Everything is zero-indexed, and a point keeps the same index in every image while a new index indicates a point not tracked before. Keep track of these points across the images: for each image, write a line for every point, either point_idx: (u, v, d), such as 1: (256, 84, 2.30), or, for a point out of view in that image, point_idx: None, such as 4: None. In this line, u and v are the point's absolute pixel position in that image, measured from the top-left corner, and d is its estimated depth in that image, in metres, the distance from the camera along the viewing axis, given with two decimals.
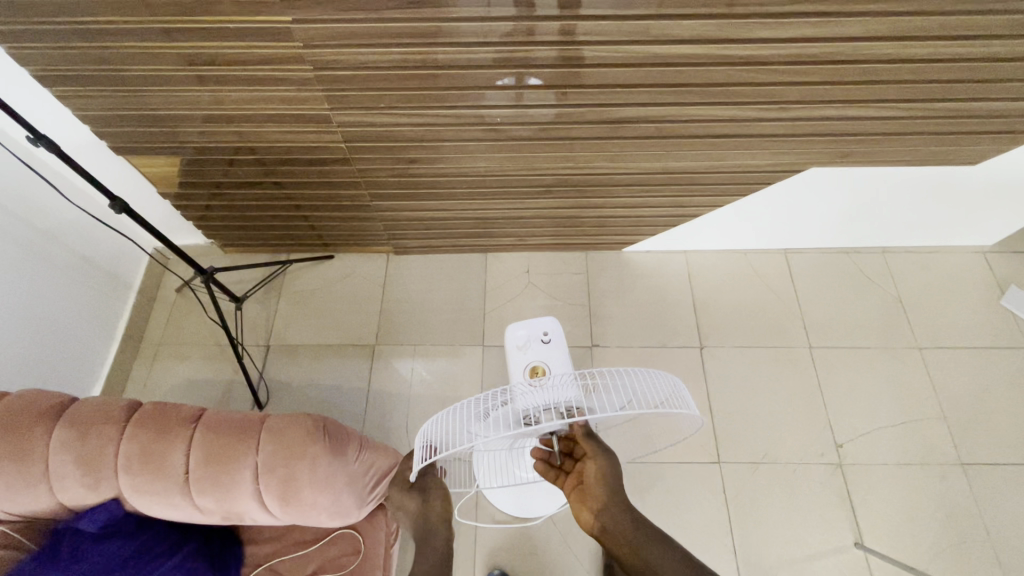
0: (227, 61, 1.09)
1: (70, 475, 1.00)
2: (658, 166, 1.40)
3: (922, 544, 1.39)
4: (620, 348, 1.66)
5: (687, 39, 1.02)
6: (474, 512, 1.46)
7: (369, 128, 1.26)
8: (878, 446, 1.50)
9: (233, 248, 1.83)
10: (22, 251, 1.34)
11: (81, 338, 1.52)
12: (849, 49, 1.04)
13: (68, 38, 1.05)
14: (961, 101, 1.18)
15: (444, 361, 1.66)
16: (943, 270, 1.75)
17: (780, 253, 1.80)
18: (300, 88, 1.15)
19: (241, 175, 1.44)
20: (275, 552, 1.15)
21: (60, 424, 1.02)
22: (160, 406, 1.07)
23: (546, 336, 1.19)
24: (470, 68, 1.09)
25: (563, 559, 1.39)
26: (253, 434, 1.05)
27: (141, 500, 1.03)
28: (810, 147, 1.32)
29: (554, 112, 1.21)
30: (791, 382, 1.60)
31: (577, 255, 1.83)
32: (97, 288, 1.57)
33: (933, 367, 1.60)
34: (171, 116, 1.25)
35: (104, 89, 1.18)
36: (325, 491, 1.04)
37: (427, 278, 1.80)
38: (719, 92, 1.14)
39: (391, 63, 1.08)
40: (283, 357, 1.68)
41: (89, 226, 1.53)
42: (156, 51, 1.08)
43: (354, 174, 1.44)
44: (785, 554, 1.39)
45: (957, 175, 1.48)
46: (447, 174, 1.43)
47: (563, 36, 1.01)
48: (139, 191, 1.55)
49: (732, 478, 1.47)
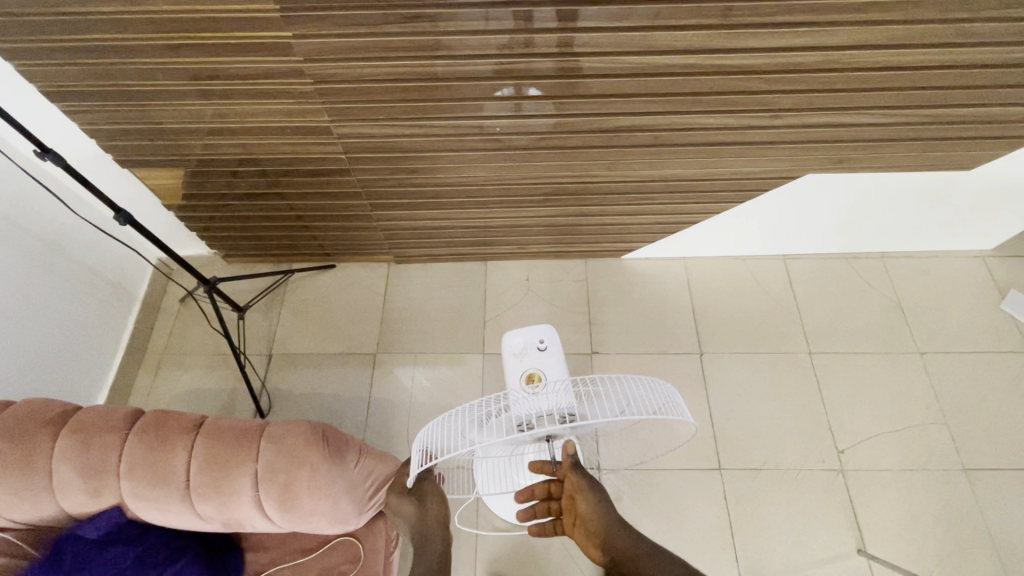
0: (230, 76, 1.12)
1: (73, 482, 1.01)
2: (655, 174, 1.41)
3: (926, 551, 1.38)
4: (621, 354, 1.67)
5: (682, 49, 1.04)
6: (475, 520, 1.46)
7: (369, 139, 1.28)
8: (880, 451, 1.50)
9: (237, 258, 1.86)
10: (30, 263, 1.37)
11: (86, 348, 1.54)
12: (842, 57, 1.05)
13: (75, 55, 1.08)
14: (954, 108, 1.19)
15: (445, 368, 1.67)
16: (943, 275, 1.74)
17: (779, 259, 1.81)
18: (301, 100, 1.18)
19: (244, 186, 1.47)
20: (274, 560, 1.15)
21: (64, 431, 1.03)
22: (162, 413, 1.09)
23: (542, 345, 1.21)
24: (469, 80, 1.11)
25: (563, 567, 1.39)
26: (253, 441, 1.06)
27: (142, 507, 1.04)
28: (806, 154, 1.33)
29: (551, 122, 1.23)
30: (791, 388, 1.60)
31: (577, 263, 1.84)
32: (102, 299, 1.59)
33: (934, 372, 1.60)
34: (176, 129, 1.27)
35: (110, 104, 1.21)
36: (324, 498, 1.05)
37: (428, 286, 1.82)
38: (714, 101, 1.16)
39: (390, 76, 1.10)
40: (285, 366, 1.69)
41: (96, 238, 1.56)
42: (161, 67, 1.10)
43: (355, 185, 1.46)
44: (787, 560, 1.38)
45: (953, 180, 1.48)
46: (447, 184, 1.45)
47: (560, 47, 1.03)
48: (145, 204, 1.58)
49: (733, 484, 1.47)
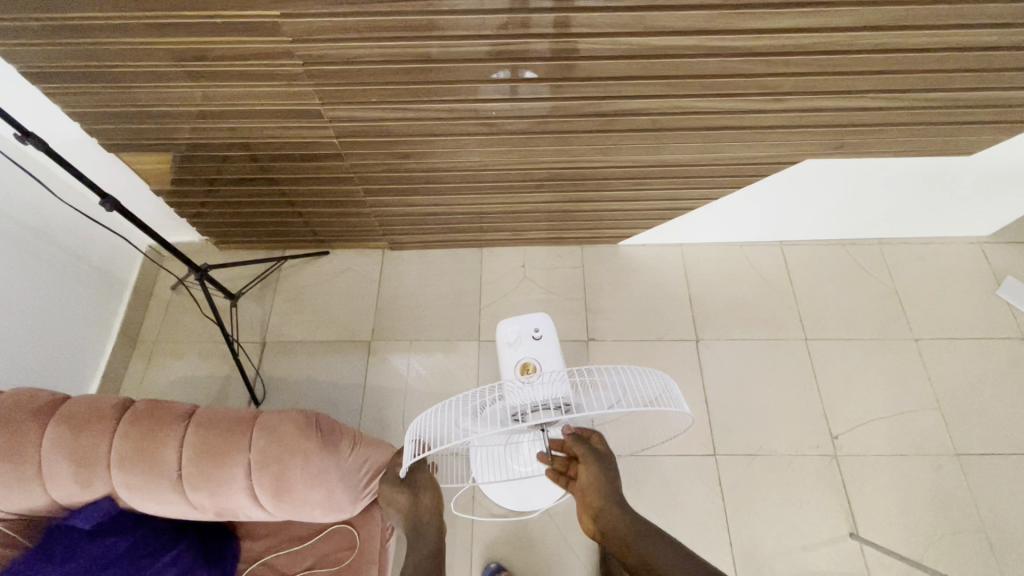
0: (216, 57, 1.09)
1: (64, 472, 1.00)
2: (652, 159, 1.39)
3: (918, 534, 1.39)
4: (617, 341, 1.66)
5: (682, 30, 1.01)
6: (471, 506, 1.46)
7: (362, 123, 1.25)
8: (873, 437, 1.51)
9: (228, 245, 1.83)
10: (17, 252, 1.34)
11: (75, 336, 1.52)
12: (845, 39, 1.02)
13: (55, 34, 1.04)
14: (957, 91, 1.17)
15: (440, 356, 1.66)
16: (939, 262, 1.74)
17: (776, 245, 1.80)
18: (291, 83, 1.14)
19: (234, 171, 1.44)
20: (269, 548, 1.15)
21: (52, 422, 1.02)
22: (153, 403, 1.07)
23: (537, 334, 1.20)
24: (464, 61, 1.08)
25: (559, 554, 1.40)
26: (245, 431, 1.05)
27: (134, 497, 1.03)
28: (806, 139, 1.32)
29: (548, 105, 1.20)
30: (787, 375, 1.60)
31: (573, 249, 1.82)
32: (92, 286, 1.57)
33: (929, 357, 1.60)
34: (162, 113, 1.24)
35: (94, 86, 1.17)
36: (317, 487, 1.05)
37: (423, 273, 1.80)
38: (713, 84, 1.13)
39: (381, 57, 1.07)
40: (279, 354, 1.68)
41: (82, 224, 1.53)
42: (144, 47, 1.07)
43: (348, 170, 1.43)
44: (781, 544, 1.39)
45: (954, 165, 1.47)
46: (442, 169, 1.42)
47: (557, 28, 1.00)
48: (133, 189, 1.55)
49: (728, 470, 1.48)
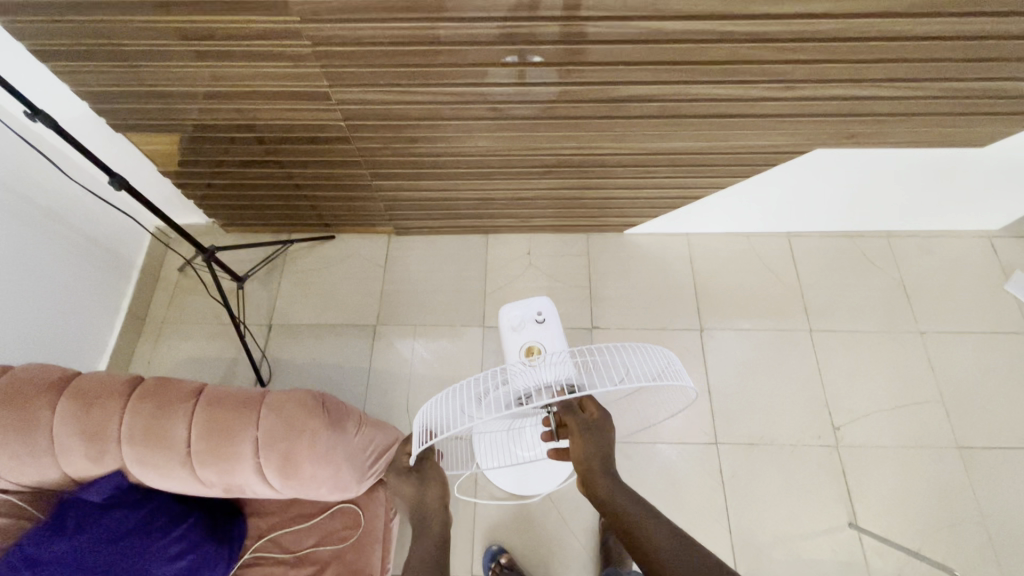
0: (224, 36, 1.08)
1: (75, 447, 1.02)
2: (660, 147, 1.38)
3: (916, 524, 1.40)
4: (621, 329, 1.67)
5: (692, 15, 1.00)
6: (473, 489, 1.48)
7: (370, 106, 1.25)
8: (875, 429, 1.51)
9: (234, 228, 1.85)
10: (24, 229, 1.35)
11: (84, 313, 1.53)
12: (858, 25, 1.01)
13: (62, 12, 1.04)
14: (970, 81, 1.16)
15: (444, 341, 1.67)
16: (946, 256, 1.73)
17: (782, 236, 1.79)
18: (299, 64, 1.14)
19: (242, 154, 1.44)
20: (276, 525, 1.18)
21: (64, 399, 1.03)
22: (162, 381, 1.09)
23: (540, 317, 1.20)
24: (471, 44, 1.07)
25: (559, 537, 1.42)
26: (252, 409, 1.07)
27: (144, 472, 1.05)
28: (814, 128, 1.30)
29: (556, 90, 1.19)
30: (790, 365, 1.60)
31: (579, 238, 1.82)
32: (101, 265, 1.59)
33: (932, 350, 1.60)
34: (170, 93, 1.24)
35: (102, 64, 1.17)
36: (324, 465, 1.06)
37: (427, 258, 1.80)
38: (721, 71, 1.12)
39: (389, 39, 1.06)
40: (284, 337, 1.69)
41: (90, 202, 1.54)
42: (152, 25, 1.06)
43: (355, 153, 1.43)
44: (780, 531, 1.41)
45: (967, 156, 1.45)
46: (447, 153, 1.42)
47: (567, 11, 0.99)
48: (139, 168, 1.55)
49: (729, 458, 1.49)
